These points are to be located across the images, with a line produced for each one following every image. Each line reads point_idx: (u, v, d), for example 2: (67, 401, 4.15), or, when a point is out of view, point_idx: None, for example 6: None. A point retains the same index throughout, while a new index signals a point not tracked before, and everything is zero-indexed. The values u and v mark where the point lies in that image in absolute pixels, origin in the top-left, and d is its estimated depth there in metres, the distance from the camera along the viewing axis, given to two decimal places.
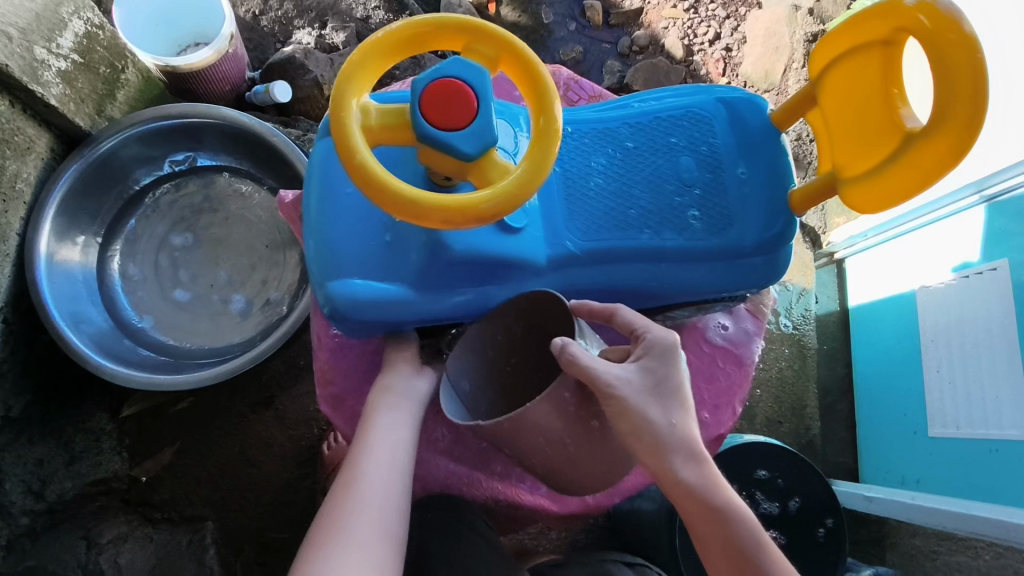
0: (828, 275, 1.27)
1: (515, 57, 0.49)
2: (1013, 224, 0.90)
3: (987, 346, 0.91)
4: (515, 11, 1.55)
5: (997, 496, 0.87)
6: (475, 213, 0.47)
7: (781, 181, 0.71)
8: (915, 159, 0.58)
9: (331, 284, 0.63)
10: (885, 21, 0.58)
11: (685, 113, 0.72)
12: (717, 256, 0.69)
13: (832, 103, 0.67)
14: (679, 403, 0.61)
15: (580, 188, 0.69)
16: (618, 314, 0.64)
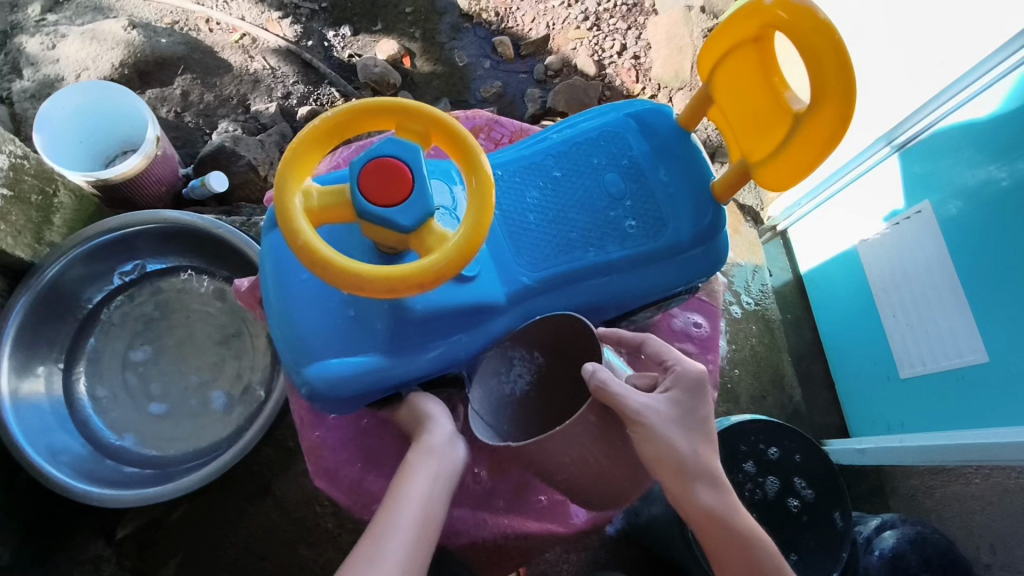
0: (776, 249, 1.34)
1: (445, 131, 0.50)
2: (931, 165, 0.96)
3: (932, 284, 0.96)
4: (430, 60, 1.61)
5: (973, 420, 0.90)
6: (420, 278, 0.47)
7: (700, 174, 0.76)
8: (810, 134, 0.60)
9: (308, 369, 0.64)
10: (749, 21, 0.61)
11: (599, 133, 0.76)
12: (661, 256, 0.73)
13: (727, 100, 0.71)
14: (702, 432, 0.66)
15: (522, 223, 0.72)
16: (647, 344, 0.71)
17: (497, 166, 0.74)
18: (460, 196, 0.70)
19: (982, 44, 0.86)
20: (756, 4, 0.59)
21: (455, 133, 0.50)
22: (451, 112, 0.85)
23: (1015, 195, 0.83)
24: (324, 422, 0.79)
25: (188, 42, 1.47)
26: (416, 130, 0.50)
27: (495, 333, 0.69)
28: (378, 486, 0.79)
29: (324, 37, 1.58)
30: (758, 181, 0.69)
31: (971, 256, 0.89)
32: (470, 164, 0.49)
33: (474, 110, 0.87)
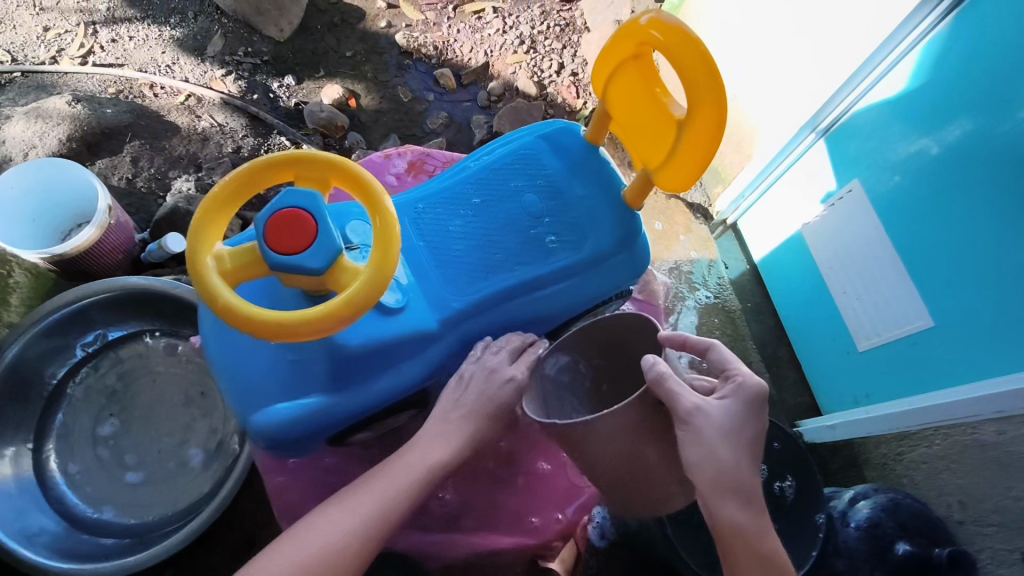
0: (729, 241, 1.37)
1: (341, 172, 0.52)
2: (865, 144, 0.99)
3: (874, 258, 1.00)
4: (375, 99, 1.64)
5: (927, 382, 0.94)
6: (341, 313, 0.49)
7: (612, 183, 0.78)
8: (690, 141, 0.59)
9: (258, 417, 0.66)
10: (628, 37, 0.61)
11: (514, 157, 0.79)
12: (586, 266, 0.75)
13: (623, 112, 0.70)
14: (749, 450, 0.65)
15: (450, 252, 0.74)
16: (713, 350, 0.70)
17: (419, 201, 0.77)
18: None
19: (880, 26, 0.90)
20: (633, 23, 0.59)
21: (350, 170, 0.52)
22: (384, 151, 0.88)
23: (942, 164, 0.87)
24: (286, 466, 0.80)
25: (134, 110, 1.49)
26: (313, 176, 0.53)
27: (434, 359, 0.71)
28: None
29: (269, 89, 1.60)
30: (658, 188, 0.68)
31: (907, 226, 0.93)
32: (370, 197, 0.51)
33: (407, 146, 0.89)
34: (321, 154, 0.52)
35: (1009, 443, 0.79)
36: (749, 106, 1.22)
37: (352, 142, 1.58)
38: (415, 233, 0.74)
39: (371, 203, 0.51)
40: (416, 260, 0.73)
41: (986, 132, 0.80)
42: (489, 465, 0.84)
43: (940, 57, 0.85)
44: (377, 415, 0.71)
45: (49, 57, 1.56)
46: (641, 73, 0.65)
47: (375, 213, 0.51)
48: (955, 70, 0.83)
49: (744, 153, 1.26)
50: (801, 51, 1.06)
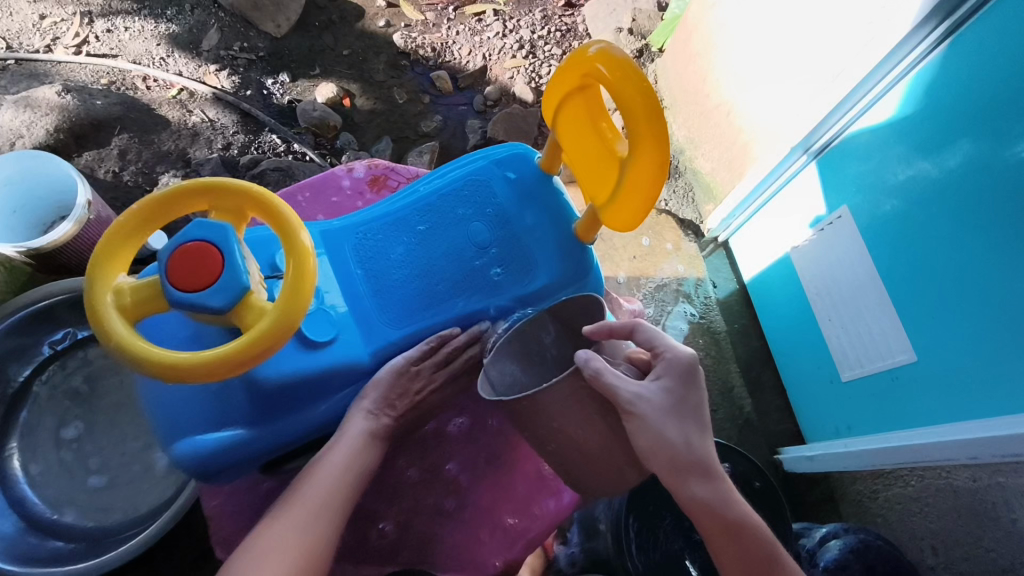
0: (719, 260, 1.35)
1: (259, 204, 0.52)
2: (862, 165, 0.95)
3: (860, 289, 0.97)
4: (370, 99, 1.62)
5: (903, 421, 0.92)
6: (238, 355, 0.48)
7: (563, 215, 0.76)
8: (633, 182, 0.56)
9: (177, 448, 0.63)
10: (573, 68, 0.58)
11: (465, 183, 0.77)
12: (528, 301, 0.75)
13: (573, 143, 0.67)
14: (695, 420, 0.64)
15: (389, 283, 0.73)
16: (638, 329, 0.67)
17: (360, 226, 0.75)
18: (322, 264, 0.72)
19: (872, 50, 0.87)
20: (579, 53, 0.56)
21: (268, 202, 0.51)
22: (349, 164, 0.87)
23: (925, 198, 0.84)
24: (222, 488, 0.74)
25: (124, 101, 1.47)
26: (229, 208, 0.52)
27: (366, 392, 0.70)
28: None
29: (263, 85, 1.58)
30: (604, 224, 0.65)
31: (888, 259, 0.91)
32: (284, 233, 0.50)
33: (374, 160, 0.88)
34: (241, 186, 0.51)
35: (982, 491, 0.78)
36: (743, 123, 1.19)
37: (344, 142, 1.55)
38: (353, 261, 0.73)
39: (284, 239, 0.50)
40: (353, 289, 0.71)
41: (981, 160, 0.76)
42: (445, 493, 0.81)
43: (931, 85, 0.82)
44: (316, 440, 0.70)
45: (44, 45, 1.54)
46: (586, 104, 0.61)
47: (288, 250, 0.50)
48: (945, 99, 0.80)
49: (735, 171, 1.24)
50: (795, 71, 1.03)
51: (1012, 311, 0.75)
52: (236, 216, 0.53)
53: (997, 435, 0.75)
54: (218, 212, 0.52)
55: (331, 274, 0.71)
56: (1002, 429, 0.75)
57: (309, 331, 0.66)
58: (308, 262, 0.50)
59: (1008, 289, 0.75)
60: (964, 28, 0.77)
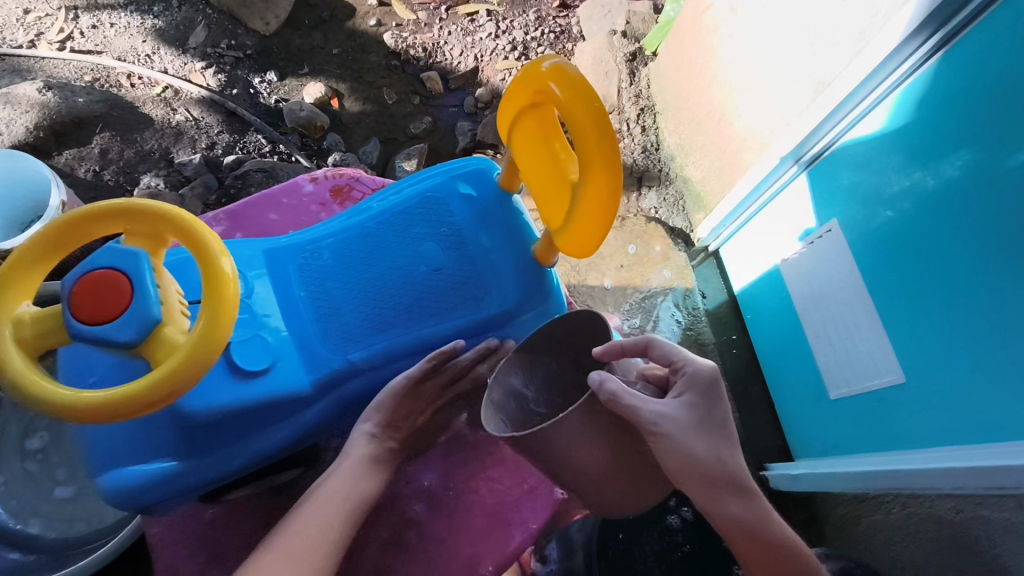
0: (710, 269, 1.33)
1: (176, 228, 0.48)
2: (860, 175, 0.91)
3: (848, 305, 0.94)
4: (359, 100, 1.58)
5: (891, 443, 0.89)
6: (143, 396, 0.44)
7: (521, 235, 0.74)
8: (586, 207, 0.52)
9: (103, 479, 0.60)
10: (526, 83, 0.54)
11: (420, 201, 0.75)
12: (483, 326, 0.73)
13: (528, 163, 0.63)
14: (724, 435, 0.61)
15: (335, 307, 0.70)
16: (653, 345, 0.65)
17: (307, 245, 0.72)
18: (262, 286, 0.68)
19: (863, 60, 0.84)
20: (532, 68, 0.52)
21: (188, 228, 0.48)
22: (311, 173, 0.87)
23: (912, 218, 0.82)
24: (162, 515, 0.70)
25: (107, 99, 1.43)
26: (145, 231, 0.48)
27: (308, 424, 0.66)
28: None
29: (249, 84, 1.55)
30: (559, 249, 0.61)
31: (878, 277, 0.88)
32: (203, 262, 0.47)
33: (336, 169, 0.89)
34: (159, 209, 0.48)
35: (964, 523, 0.77)
36: (733, 130, 1.16)
37: (331, 143, 1.51)
38: (297, 283, 0.70)
39: (202, 269, 0.47)
40: (295, 313, 0.68)
41: (979, 174, 0.72)
42: (407, 526, 0.75)
43: (922, 96, 0.79)
44: (265, 465, 0.67)
45: (27, 40, 1.50)
46: (540, 123, 0.58)
47: (205, 279, 0.47)
48: (942, 110, 0.76)
49: (725, 180, 1.21)
50: (789, 78, 1.00)
51: (1001, 339, 0.72)
52: (153, 240, 0.49)
53: (985, 465, 0.71)
54: (133, 235, 0.48)
55: (273, 296, 0.68)
56: (991, 459, 0.72)
57: (241, 360, 0.62)
58: (227, 291, 0.47)
59: (996, 314, 0.72)
60: (955, 42, 0.74)
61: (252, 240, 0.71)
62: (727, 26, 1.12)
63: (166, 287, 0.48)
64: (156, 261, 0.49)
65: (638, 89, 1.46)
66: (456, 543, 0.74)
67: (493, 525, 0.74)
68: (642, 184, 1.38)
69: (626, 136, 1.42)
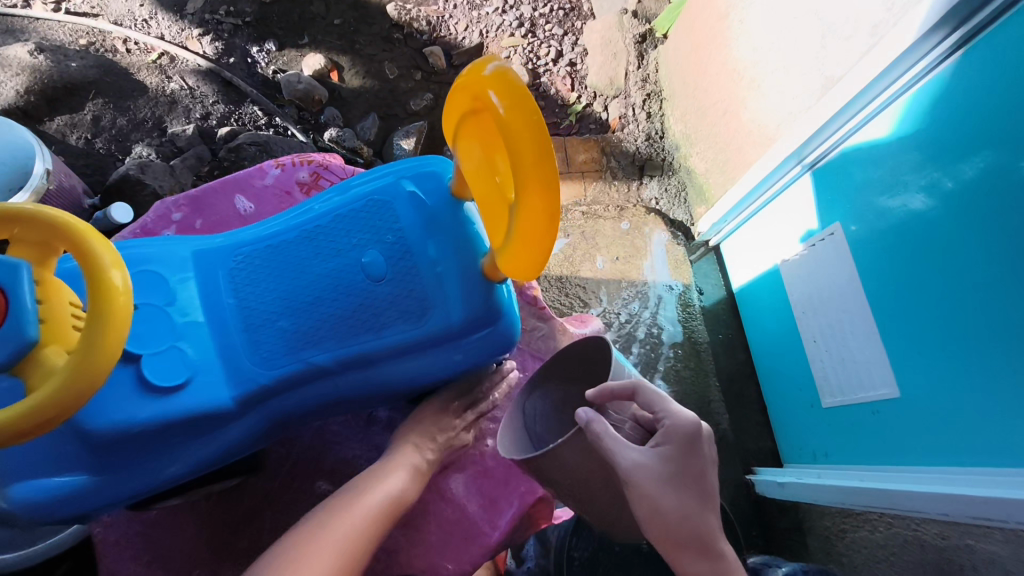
0: (709, 264, 1.29)
1: (63, 236, 0.44)
2: (869, 172, 0.85)
3: (845, 312, 0.90)
4: (360, 74, 1.44)
5: (876, 456, 0.87)
6: (13, 427, 0.40)
7: (471, 251, 0.65)
8: (524, 226, 0.49)
9: (11, 492, 0.57)
10: (465, 88, 0.50)
11: (365, 203, 0.69)
12: (428, 343, 0.66)
13: (474, 172, 0.59)
14: (697, 493, 0.57)
15: (264, 316, 0.67)
16: (641, 390, 0.61)
17: (241, 248, 0.70)
18: (188, 290, 0.66)
19: (874, 58, 0.80)
20: (472, 75, 0.48)
21: (77, 236, 0.44)
22: (278, 160, 0.88)
23: (926, 228, 0.76)
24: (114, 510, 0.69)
25: (101, 64, 1.32)
26: (32, 240, 0.44)
27: (232, 440, 0.65)
28: (207, 572, 0.73)
29: (247, 53, 1.41)
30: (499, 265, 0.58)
31: (883, 284, 0.83)
32: (90, 273, 0.44)
33: (303, 156, 0.89)
34: (47, 215, 0.44)
35: (950, 550, 0.74)
36: (741, 122, 1.11)
37: (328, 117, 1.38)
38: (225, 290, 0.67)
39: (91, 283, 0.44)
40: (221, 322, 0.66)
41: (994, 179, 0.67)
42: None
43: (933, 103, 0.74)
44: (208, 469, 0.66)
45: None
46: (480, 133, 0.54)
47: (93, 293, 0.43)
48: (952, 120, 0.72)
49: (729, 174, 1.16)
50: (798, 70, 0.94)
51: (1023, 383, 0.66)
52: (40, 250, 0.45)
53: (970, 495, 0.68)
54: (18, 243, 0.45)
55: (199, 301, 0.66)
56: (981, 487, 0.68)
57: (152, 376, 0.59)
58: (117, 305, 0.44)
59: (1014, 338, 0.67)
60: (978, 40, 0.68)
61: (184, 239, 0.69)
62: (739, 11, 1.06)
63: (52, 301, 0.45)
64: (42, 274, 0.45)
65: (645, 72, 1.40)
66: (410, 550, 0.73)
67: (447, 540, 0.74)
68: (644, 173, 1.34)
69: (631, 122, 1.37)
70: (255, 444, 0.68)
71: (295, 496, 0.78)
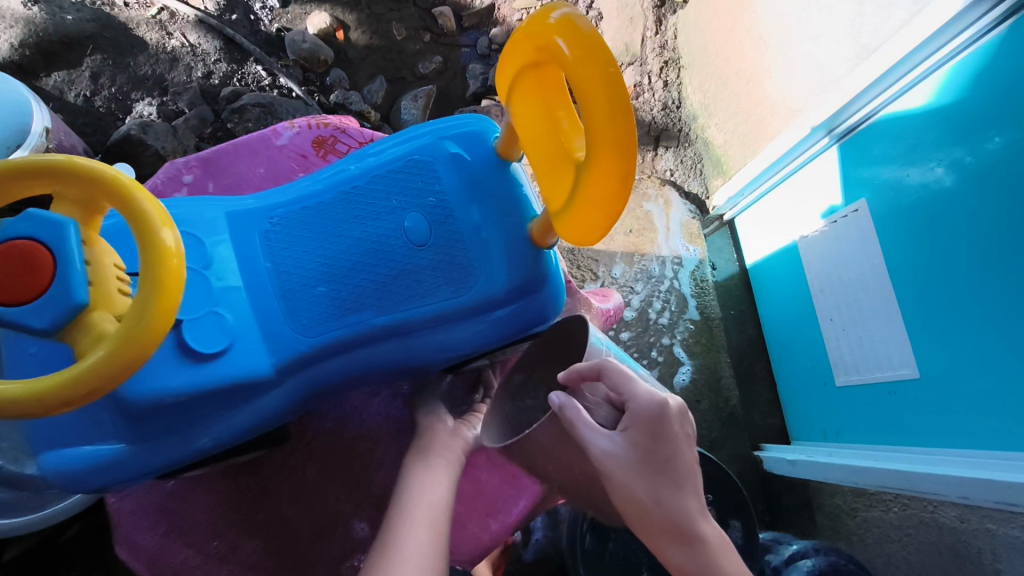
0: (722, 238, 1.27)
1: (112, 193, 0.41)
2: (892, 147, 0.83)
3: (864, 291, 0.89)
4: (366, 33, 1.38)
5: (896, 437, 0.85)
6: (64, 393, 0.37)
7: (516, 213, 0.65)
8: (593, 188, 0.46)
9: (43, 459, 0.55)
10: (530, 38, 0.48)
11: (405, 163, 0.67)
12: (471, 311, 0.64)
13: (527, 130, 0.57)
14: (670, 475, 0.52)
15: (302, 282, 0.63)
16: (606, 371, 0.55)
17: (275, 210, 0.65)
18: (223, 251, 0.61)
19: (922, 24, 0.76)
20: (539, 23, 0.46)
21: (124, 194, 0.41)
22: (295, 121, 0.85)
23: (942, 201, 0.75)
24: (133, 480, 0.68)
25: (99, 18, 1.26)
26: (73, 197, 0.41)
27: (267, 410, 0.61)
28: (227, 543, 0.73)
29: (250, 9, 1.34)
30: (556, 230, 0.55)
31: (906, 262, 0.81)
32: (140, 233, 0.41)
33: (319, 119, 0.86)
34: (90, 168, 0.40)
35: (968, 533, 0.75)
36: (765, 92, 1.08)
37: (334, 79, 1.33)
38: (261, 253, 0.63)
39: (142, 244, 0.41)
40: (258, 287, 0.62)
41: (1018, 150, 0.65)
42: None
43: (972, 75, 0.71)
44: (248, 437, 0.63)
45: None
46: (543, 86, 0.51)
47: (146, 255, 0.40)
48: (982, 93, 0.70)
49: (750, 146, 1.14)
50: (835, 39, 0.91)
51: None
52: (85, 208, 0.42)
53: (989, 479, 0.69)
54: (61, 200, 0.41)
55: (233, 264, 0.62)
56: (999, 471, 0.69)
57: (193, 341, 0.56)
58: (169, 266, 0.41)
59: None
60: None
61: (215, 199, 0.65)
62: None
63: (99, 260, 0.42)
64: (88, 233, 0.42)
65: (662, 38, 1.31)
66: None
67: (469, 512, 0.76)
68: (660, 144, 1.28)
69: (646, 91, 1.30)
70: (286, 416, 0.65)
71: (314, 469, 0.78)
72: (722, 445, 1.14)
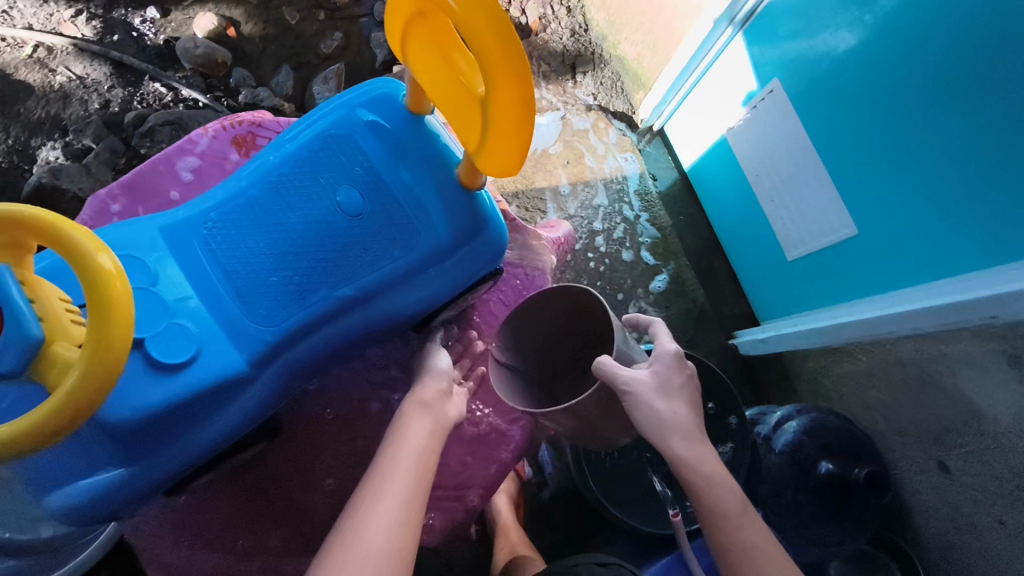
0: (657, 149, 1.30)
1: (34, 230, 0.40)
2: (791, 21, 0.86)
3: (794, 164, 0.92)
4: (259, 24, 1.33)
5: (849, 289, 0.91)
6: (45, 427, 0.38)
7: (443, 163, 0.66)
8: (503, 119, 0.48)
9: (49, 500, 0.56)
10: None
11: (323, 141, 0.67)
12: (422, 266, 0.66)
13: (430, 79, 0.57)
14: (686, 401, 0.65)
15: (253, 277, 0.63)
16: (656, 326, 0.71)
17: (208, 214, 0.65)
18: (168, 267, 0.62)
19: None
20: None
21: (49, 229, 0.40)
22: (209, 125, 0.83)
23: (847, 59, 0.79)
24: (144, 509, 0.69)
25: None
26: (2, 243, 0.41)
27: (254, 404, 0.62)
28: (252, 542, 0.76)
29: (131, 26, 1.28)
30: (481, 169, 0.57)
31: (826, 123, 0.85)
32: (77, 265, 0.40)
33: (232, 119, 0.84)
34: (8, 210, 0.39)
35: (925, 361, 0.81)
36: None
37: (238, 80, 1.29)
38: (205, 259, 0.63)
39: (80, 274, 0.40)
40: (211, 292, 0.62)
41: None
42: None
43: None
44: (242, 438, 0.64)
45: None
46: (434, 32, 0.51)
47: (86, 284, 0.40)
48: None
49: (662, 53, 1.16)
50: None
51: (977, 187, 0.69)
52: (14, 249, 0.41)
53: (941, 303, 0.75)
54: None
55: (182, 277, 0.62)
56: (946, 295, 0.75)
57: (160, 354, 0.56)
58: (114, 290, 0.41)
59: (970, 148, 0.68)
60: None
61: (148, 218, 0.65)
62: None
63: (44, 298, 0.42)
64: (25, 274, 0.42)
65: None
66: None
67: None
68: (577, 71, 1.29)
69: (553, 22, 1.30)
70: (275, 407, 0.66)
71: (320, 458, 0.80)
72: (699, 342, 1.19)
